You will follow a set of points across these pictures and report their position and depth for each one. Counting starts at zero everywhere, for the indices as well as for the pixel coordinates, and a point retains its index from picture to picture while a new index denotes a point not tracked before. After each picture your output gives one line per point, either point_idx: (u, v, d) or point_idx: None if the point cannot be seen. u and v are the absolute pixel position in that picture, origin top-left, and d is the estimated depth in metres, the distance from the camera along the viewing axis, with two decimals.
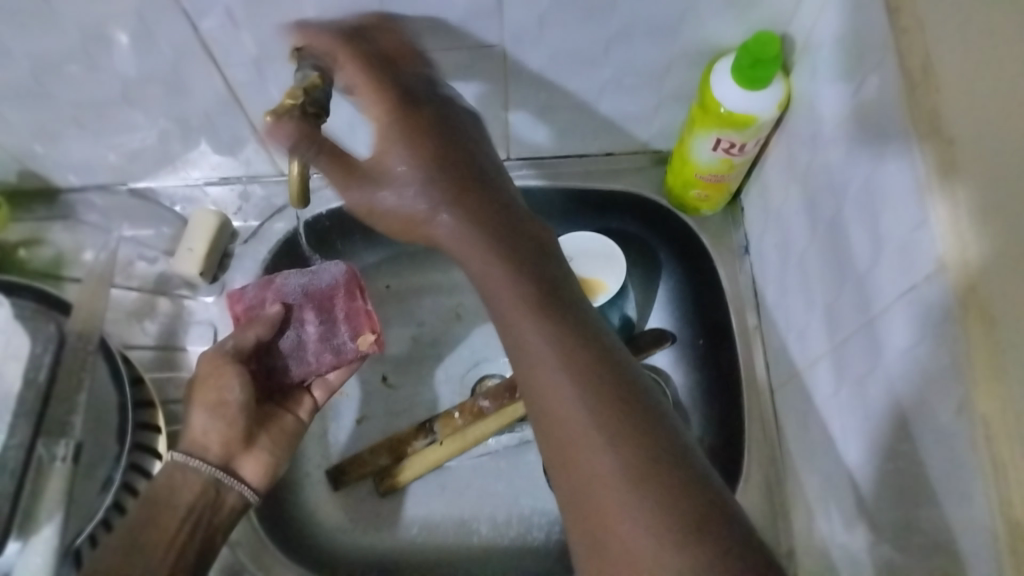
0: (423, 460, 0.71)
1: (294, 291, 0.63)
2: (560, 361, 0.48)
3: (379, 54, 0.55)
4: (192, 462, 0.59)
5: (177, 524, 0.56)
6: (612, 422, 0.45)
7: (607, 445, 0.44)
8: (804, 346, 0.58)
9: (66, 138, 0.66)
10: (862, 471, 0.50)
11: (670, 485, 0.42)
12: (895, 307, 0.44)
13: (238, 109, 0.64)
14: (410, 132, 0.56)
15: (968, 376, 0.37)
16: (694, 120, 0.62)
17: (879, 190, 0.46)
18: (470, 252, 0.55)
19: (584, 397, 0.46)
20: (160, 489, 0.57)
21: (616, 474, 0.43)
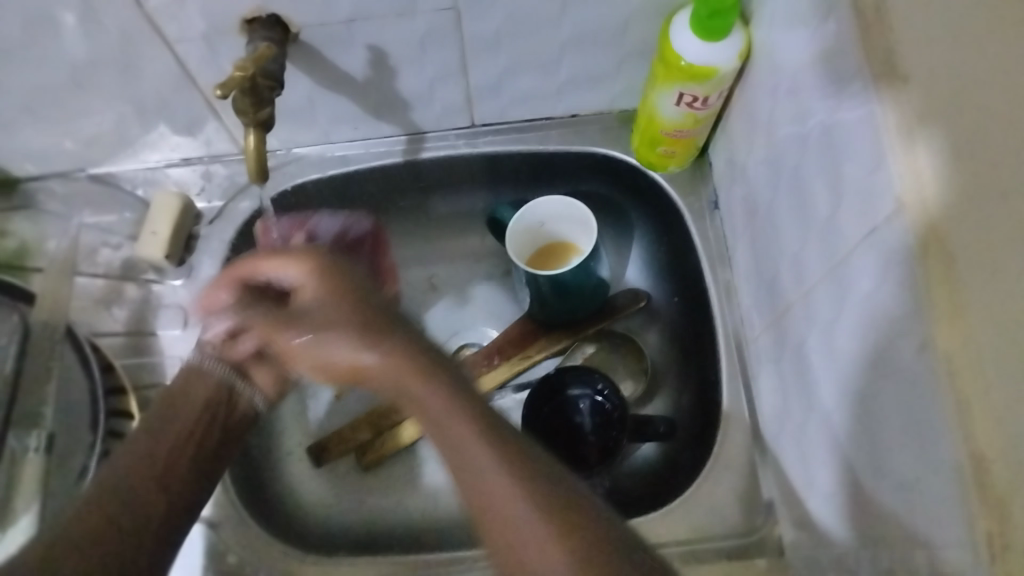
0: (405, 433, 0.72)
1: (325, 231, 0.71)
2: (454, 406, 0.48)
3: (285, 249, 0.57)
4: (206, 363, 0.63)
5: (195, 416, 0.60)
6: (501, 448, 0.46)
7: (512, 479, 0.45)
8: (775, 296, 0.58)
9: (19, 126, 0.65)
10: (833, 415, 0.50)
11: None
12: (857, 252, 0.44)
13: (193, 87, 0.63)
14: (328, 285, 0.54)
15: (929, 308, 0.37)
16: (656, 75, 0.61)
17: (839, 136, 0.46)
18: (393, 372, 0.50)
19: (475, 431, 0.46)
20: (178, 387, 0.62)
21: None
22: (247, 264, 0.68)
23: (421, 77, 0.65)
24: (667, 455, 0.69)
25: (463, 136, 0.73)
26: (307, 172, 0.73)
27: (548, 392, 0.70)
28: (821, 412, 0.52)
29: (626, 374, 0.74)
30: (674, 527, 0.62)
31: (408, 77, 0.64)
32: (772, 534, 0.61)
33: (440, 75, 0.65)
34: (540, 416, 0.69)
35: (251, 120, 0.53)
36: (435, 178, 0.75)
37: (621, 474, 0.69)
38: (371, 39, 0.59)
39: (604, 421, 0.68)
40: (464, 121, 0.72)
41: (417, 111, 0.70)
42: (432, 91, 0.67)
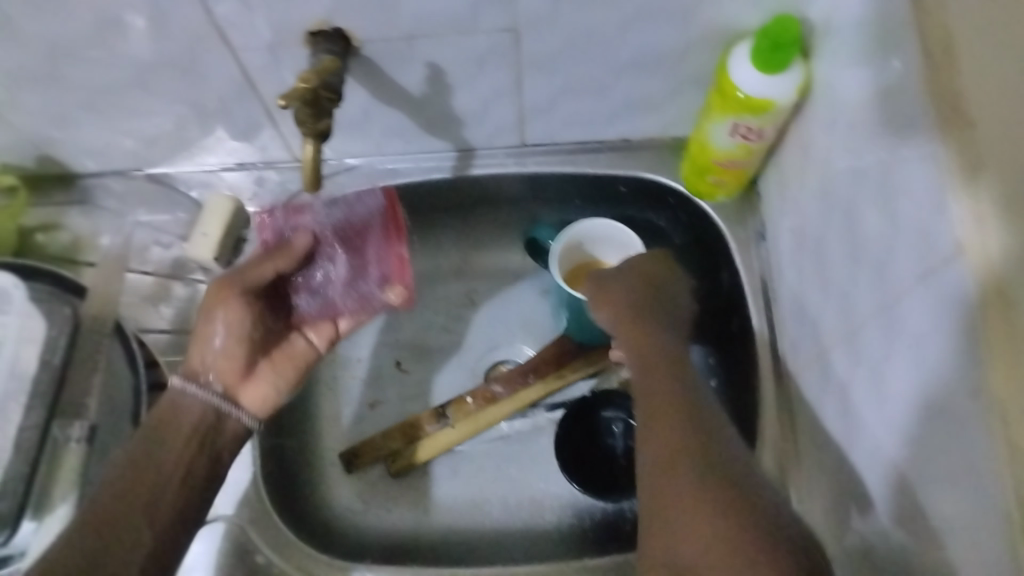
0: (434, 444, 0.72)
1: (323, 222, 0.62)
2: (685, 418, 0.53)
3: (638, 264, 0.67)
4: (190, 388, 0.57)
5: (184, 444, 0.55)
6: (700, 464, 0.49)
7: (680, 436, 0.51)
8: (821, 332, 0.57)
9: (84, 122, 0.67)
10: (877, 457, 0.49)
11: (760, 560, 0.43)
12: (911, 294, 0.44)
13: (254, 94, 0.64)
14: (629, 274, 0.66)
15: (982, 352, 0.36)
16: (712, 105, 0.61)
17: (897, 175, 0.45)
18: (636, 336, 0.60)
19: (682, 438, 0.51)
20: (162, 412, 0.56)
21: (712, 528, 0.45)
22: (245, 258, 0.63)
23: (475, 95, 0.65)
24: None
25: (513, 155, 0.73)
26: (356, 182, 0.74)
27: (583, 414, 0.71)
28: (865, 452, 0.51)
29: None
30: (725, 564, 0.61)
31: (462, 93, 0.65)
32: None
33: (495, 94, 0.65)
34: (572, 440, 0.70)
35: (309, 131, 0.54)
36: (482, 194, 0.76)
37: None
38: (431, 55, 0.60)
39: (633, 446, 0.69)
40: (515, 140, 0.72)
41: (470, 129, 0.70)
42: (485, 109, 0.67)
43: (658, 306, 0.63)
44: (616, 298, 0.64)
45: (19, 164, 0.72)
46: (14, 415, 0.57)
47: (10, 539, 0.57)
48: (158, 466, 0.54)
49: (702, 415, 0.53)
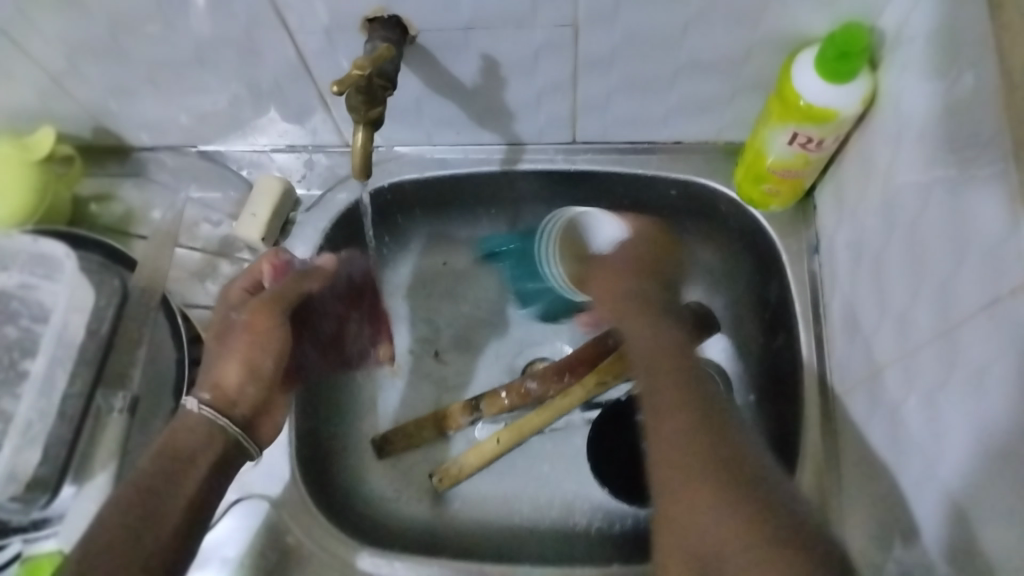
0: (479, 454, 0.71)
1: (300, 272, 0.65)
2: (685, 389, 0.48)
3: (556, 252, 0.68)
4: (220, 420, 0.56)
5: (200, 480, 0.54)
6: (689, 417, 0.45)
7: (677, 419, 0.45)
8: (874, 351, 0.56)
9: (142, 97, 0.67)
10: (930, 484, 0.48)
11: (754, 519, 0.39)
12: (975, 319, 0.42)
13: (308, 78, 0.64)
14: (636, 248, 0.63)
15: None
16: (771, 112, 0.59)
17: (967, 195, 0.43)
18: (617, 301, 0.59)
19: (674, 404, 0.46)
20: (178, 440, 0.54)
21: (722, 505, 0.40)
22: (227, 299, 0.61)
23: (530, 89, 0.65)
24: None
25: (563, 151, 0.73)
26: (404, 171, 0.74)
27: (618, 417, 0.70)
28: (915, 479, 0.50)
29: None
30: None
31: (517, 87, 0.64)
32: None
33: (550, 89, 0.64)
34: (604, 445, 0.70)
35: (361, 118, 0.54)
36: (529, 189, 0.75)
37: None
38: (487, 47, 0.59)
39: None
40: (566, 136, 0.71)
41: (522, 122, 0.69)
42: (538, 104, 0.67)
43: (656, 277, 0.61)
44: (618, 273, 0.61)
45: (76, 135, 0.73)
46: (60, 381, 0.59)
47: (50, 502, 0.58)
48: (167, 499, 0.52)
49: (698, 388, 0.48)
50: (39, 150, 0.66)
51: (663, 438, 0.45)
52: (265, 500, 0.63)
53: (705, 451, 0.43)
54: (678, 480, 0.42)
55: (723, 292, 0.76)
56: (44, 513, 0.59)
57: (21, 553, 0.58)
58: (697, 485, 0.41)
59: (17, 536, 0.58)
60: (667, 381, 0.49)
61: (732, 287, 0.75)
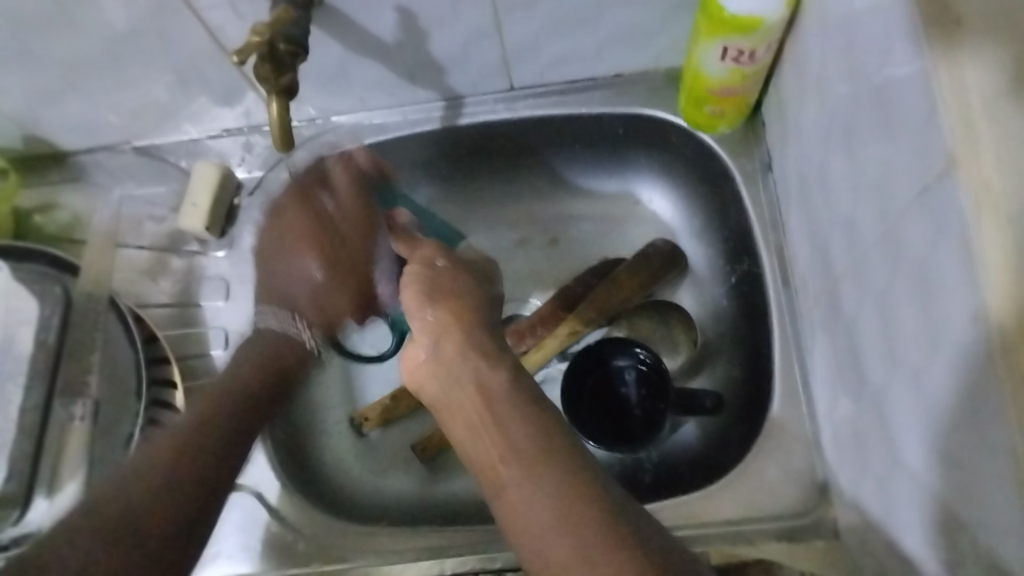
0: None
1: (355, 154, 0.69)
2: (504, 395, 0.48)
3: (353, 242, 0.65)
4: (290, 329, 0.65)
5: (220, 442, 0.56)
6: (555, 470, 0.44)
7: (503, 434, 0.46)
8: (827, 261, 0.55)
9: (63, 100, 0.66)
10: (884, 387, 0.47)
11: (580, 510, 0.42)
12: (909, 213, 0.41)
13: (226, 57, 0.63)
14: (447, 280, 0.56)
15: (978, 263, 0.34)
16: (699, 29, 0.57)
17: (893, 89, 0.42)
18: (429, 333, 0.52)
19: (537, 467, 0.44)
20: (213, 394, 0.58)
21: (550, 517, 0.43)
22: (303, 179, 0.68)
23: (454, 41, 0.63)
24: (714, 432, 0.66)
25: (504, 100, 0.71)
26: (343, 141, 0.72)
27: (591, 361, 0.67)
28: (873, 385, 0.49)
29: (674, 344, 0.70)
30: (673, 514, 0.59)
31: (440, 39, 0.62)
32: (827, 516, 0.57)
33: (474, 37, 0.63)
34: (583, 392, 0.66)
35: (272, 88, 0.53)
36: (476, 143, 0.74)
37: (672, 448, 0.67)
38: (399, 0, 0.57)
39: (652, 392, 0.65)
40: (503, 84, 0.70)
41: (454, 76, 0.68)
42: (466, 54, 0.65)
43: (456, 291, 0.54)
44: (428, 303, 0.53)
45: (8, 147, 0.72)
46: (14, 397, 0.58)
47: (23, 516, 0.57)
48: (198, 451, 0.54)
49: (534, 432, 0.46)
50: None
51: (516, 508, 0.44)
52: (244, 494, 0.63)
53: (581, 494, 0.43)
54: (538, 517, 0.43)
55: (684, 223, 0.74)
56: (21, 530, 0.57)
57: None
58: (569, 525, 0.42)
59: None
60: (533, 453, 0.45)
61: (694, 216, 0.73)
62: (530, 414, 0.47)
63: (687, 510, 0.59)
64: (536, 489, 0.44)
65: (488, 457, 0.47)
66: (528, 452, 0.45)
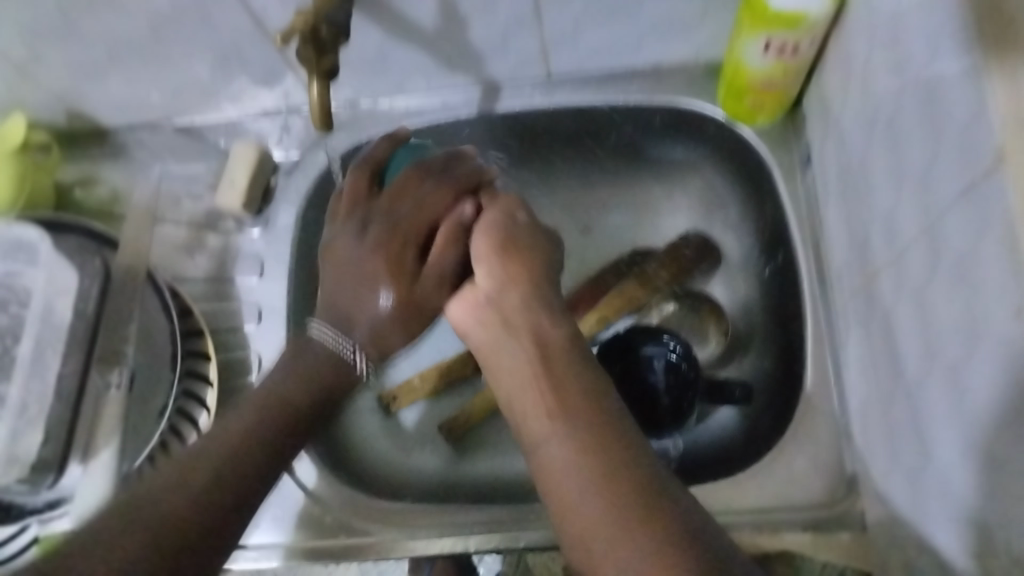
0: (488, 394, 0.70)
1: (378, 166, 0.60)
2: (560, 348, 0.47)
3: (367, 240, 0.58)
4: None
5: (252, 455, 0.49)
6: (591, 425, 0.43)
7: (542, 381, 0.46)
8: (865, 257, 0.54)
9: (108, 76, 0.67)
10: (920, 386, 0.47)
11: (612, 472, 0.42)
12: (952, 208, 0.41)
13: (268, 38, 0.63)
14: (511, 224, 0.53)
15: None
16: (741, 23, 0.57)
17: (940, 85, 0.41)
18: (492, 271, 0.51)
19: (575, 418, 0.44)
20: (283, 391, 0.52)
21: (573, 471, 0.42)
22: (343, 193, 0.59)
23: (495, 27, 0.63)
24: (740, 426, 0.66)
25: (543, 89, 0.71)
26: (380, 125, 0.72)
27: (619, 350, 0.66)
28: (909, 383, 0.48)
29: (704, 335, 0.69)
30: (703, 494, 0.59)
31: (480, 25, 0.62)
32: (855, 507, 0.57)
33: (515, 24, 0.63)
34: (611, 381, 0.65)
35: (314, 69, 0.53)
36: (511, 131, 0.74)
37: (697, 441, 0.67)
38: None
39: (681, 381, 0.64)
40: (541, 71, 0.70)
41: (492, 62, 0.68)
42: (505, 41, 0.65)
43: (529, 239, 0.52)
44: (494, 238, 0.52)
45: (52, 122, 0.73)
46: (53, 363, 0.59)
47: (59, 480, 0.59)
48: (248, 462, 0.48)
49: (579, 386, 0.45)
50: (15, 139, 0.67)
51: (544, 454, 0.44)
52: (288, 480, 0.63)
53: (611, 453, 0.42)
54: (563, 470, 0.43)
55: (718, 217, 0.73)
56: (56, 494, 0.60)
57: (38, 534, 0.59)
58: (599, 485, 0.41)
59: (33, 519, 0.60)
60: (572, 405, 0.44)
61: (729, 210, 0.72)
62: (581, 369, 0.46)
63: (718, 492, 0.59)
64: (565, 440, 0.43)
65: (525, 403, 0.46)
66: (566, 404, 0.44)
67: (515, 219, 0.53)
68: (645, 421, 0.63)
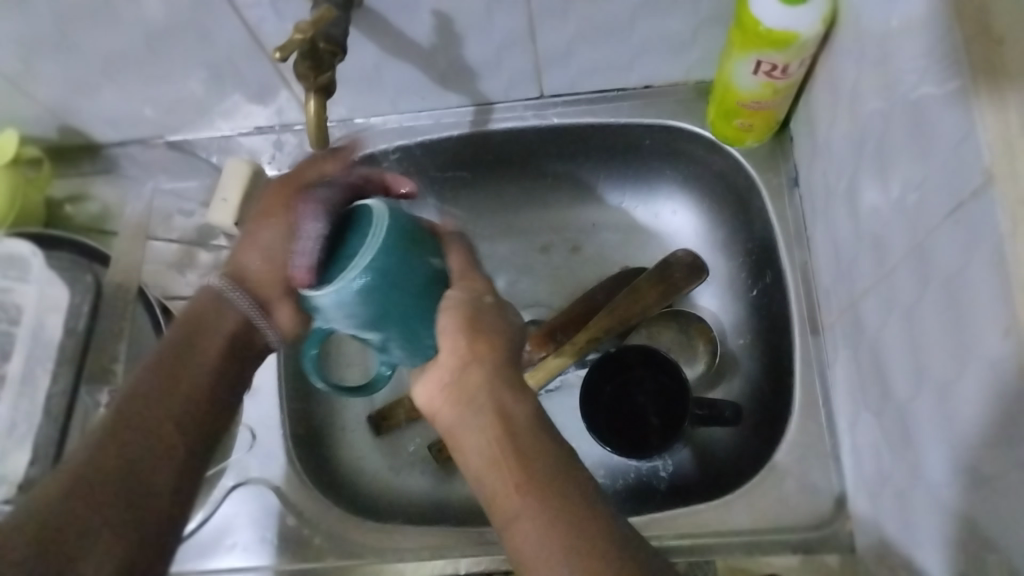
0: None
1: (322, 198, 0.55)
2: (527, 436, 0.46)
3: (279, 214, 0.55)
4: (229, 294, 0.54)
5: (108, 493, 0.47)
6: (570, 515, 0.42)
7: (517, 476, 0.45)
8: (854, 276, 0.55)
9: (101, 91, 0.67)
10: (908, 405, 0.47)
11: (599, 565, 0.41)
12: (941, 230, 0.41)
13: (262, 56, 0.63)
14: (478, 308, 0.49)
15: (1013, 283, 0.34)
16: (734, 42, 0.58)
17: (927, 109, 0.42)
18: (454, 357, 0.48)
19: (552, 509, 0.43)
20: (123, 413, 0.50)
21: (558, 565, 0.41)
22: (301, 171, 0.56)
23: (487, 46, 0.63)
24: (731, 442, 0.67)
25: (534, 108, 0.72)
26: (372, 143, 0.73)
27: (612, 367, 0.66)
28: (898, 401, 0.49)
29: (694, 353, 0.71)
30: (686, 524, 0.59)
31: (472, 44, 0.63)
32: (845, 528, 0.57)
33: (508, 42, 0.63)
34: (600, 400, 0.66)
35: (311, 86, 0.54)
36: (502, 150, 0.74)
37: (689, 459, 0.67)
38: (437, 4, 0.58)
39: (670, 404, 0.65)
40: (533, 91, 0.70)
41: (485, 81, 0.68)
42: (497, 60, 0.66)
43: (492, 318, 0.50)
44: (460, 320, 0.48)
45: (43, 138, 0.73)
46: (42, 381, 0.59)
47: None
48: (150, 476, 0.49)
49: (550, 474, 0.44)
50: (7, 152, 0.67)
51: (526, 547, 0.43)
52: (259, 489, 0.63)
53: (596, 548, 0.41)
54: (548, 563, 0.42)
55: (708, 235, 0.74)
56: None
57: None
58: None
59: None
60: (550, 497, 0.43)
61: (719, 228, 0.73)
62: (549, 454, 0.45)
63: (701, 517, 0.59)
64: (545, 534, 0.42)
65: (501, 495, 0.45)
66: (543, 495, 0.43)
67: (480, 296, 0.49)
68: (631, 444, 0.64)
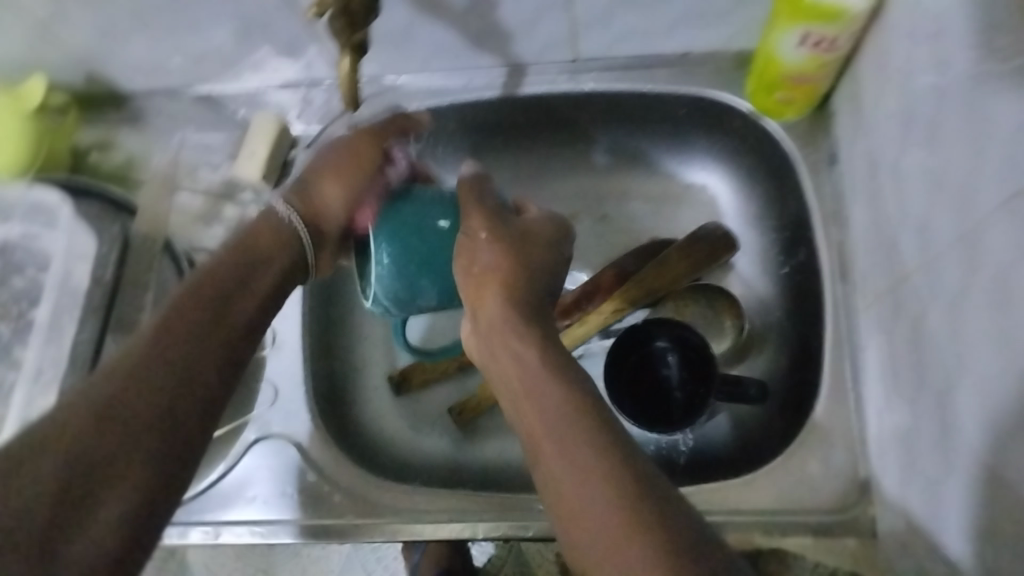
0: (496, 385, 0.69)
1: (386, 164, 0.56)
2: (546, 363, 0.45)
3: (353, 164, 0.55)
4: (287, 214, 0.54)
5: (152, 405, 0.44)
6: (588, 435, 0.42)
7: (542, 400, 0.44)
8: (894, 259, 0.53)
9: (131, 39, 0.66)
10: (947, 395, 0.46)
11: (613, 480, 0.40)
12: (995, 218, 0.40)
13: (296, 10, 0.62)
14: (500, 236, 0.50)
15: None
16: (779, 13, 0.56)
17: (991, 91, 0.41)
18: (476, 285, 0.49)
19: (571, 432, 0.42)
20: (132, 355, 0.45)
21: (572, 483, 0.41)
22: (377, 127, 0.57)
23: (526, 7, 0.62)
24: (756, 419, 0.66)
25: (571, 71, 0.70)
26: (404, 102, 0.72)
27: (634, 341, 0.66)
28: (935, 390, 0.48)
29: (720, 328, 0.70)
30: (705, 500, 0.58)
31: (511, 6, 0.62)
32: (866, 513, 0.57)
33: (548, 4, 0.62)
34: (623, 371, 0.66)
35: (345, 43, 0.52)
36: (533, 116, 0.73)
37: (710, 433, 0.67)
38: None
39: (696, 376, 0.64)
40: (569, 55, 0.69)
41: (522, 43, 0.67)
42: (535, 22, 0.64)
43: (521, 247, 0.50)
44: (476, 247, 0.50)
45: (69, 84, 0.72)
46: (68, 329, 0.58)
47: None
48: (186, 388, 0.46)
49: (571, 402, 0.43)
50: (31, 99, 0.66)
51: (551, 469, 0.42)
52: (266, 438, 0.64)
53: (611, 463, 0.40)
54: (565, 482, 0.41)
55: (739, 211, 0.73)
56: None
57: None
58: (598, 491, 0.40)
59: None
60: (571, 422, 0.42)
61: (749, 204, 0.72)
62: (571, 385, 0.44)
63: (718, 494, 0.58)
64: (564, 456, 0.42)
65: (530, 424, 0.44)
66: (562, 416, 0.43)
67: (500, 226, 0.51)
68: (653, 417, 0.64)
